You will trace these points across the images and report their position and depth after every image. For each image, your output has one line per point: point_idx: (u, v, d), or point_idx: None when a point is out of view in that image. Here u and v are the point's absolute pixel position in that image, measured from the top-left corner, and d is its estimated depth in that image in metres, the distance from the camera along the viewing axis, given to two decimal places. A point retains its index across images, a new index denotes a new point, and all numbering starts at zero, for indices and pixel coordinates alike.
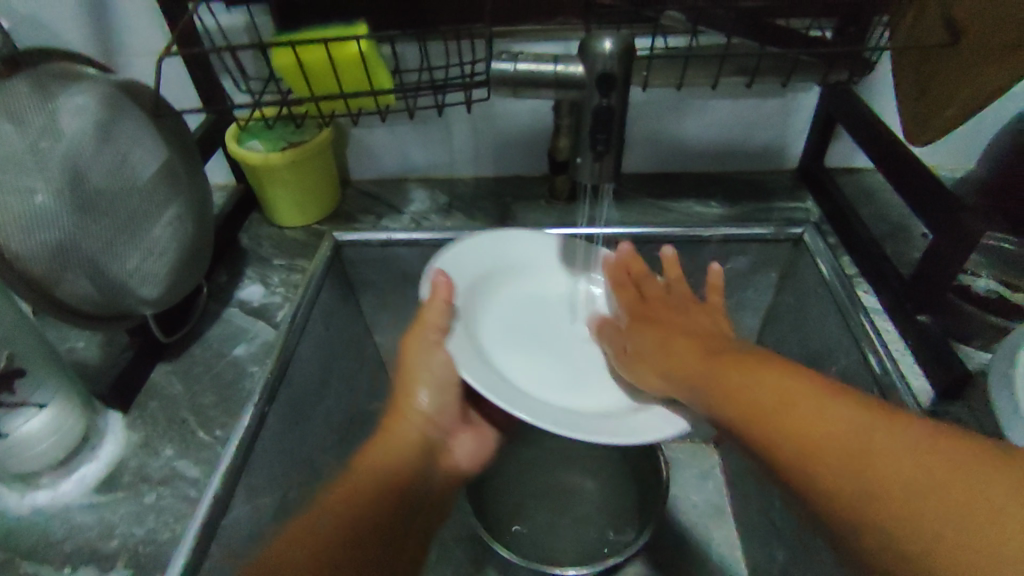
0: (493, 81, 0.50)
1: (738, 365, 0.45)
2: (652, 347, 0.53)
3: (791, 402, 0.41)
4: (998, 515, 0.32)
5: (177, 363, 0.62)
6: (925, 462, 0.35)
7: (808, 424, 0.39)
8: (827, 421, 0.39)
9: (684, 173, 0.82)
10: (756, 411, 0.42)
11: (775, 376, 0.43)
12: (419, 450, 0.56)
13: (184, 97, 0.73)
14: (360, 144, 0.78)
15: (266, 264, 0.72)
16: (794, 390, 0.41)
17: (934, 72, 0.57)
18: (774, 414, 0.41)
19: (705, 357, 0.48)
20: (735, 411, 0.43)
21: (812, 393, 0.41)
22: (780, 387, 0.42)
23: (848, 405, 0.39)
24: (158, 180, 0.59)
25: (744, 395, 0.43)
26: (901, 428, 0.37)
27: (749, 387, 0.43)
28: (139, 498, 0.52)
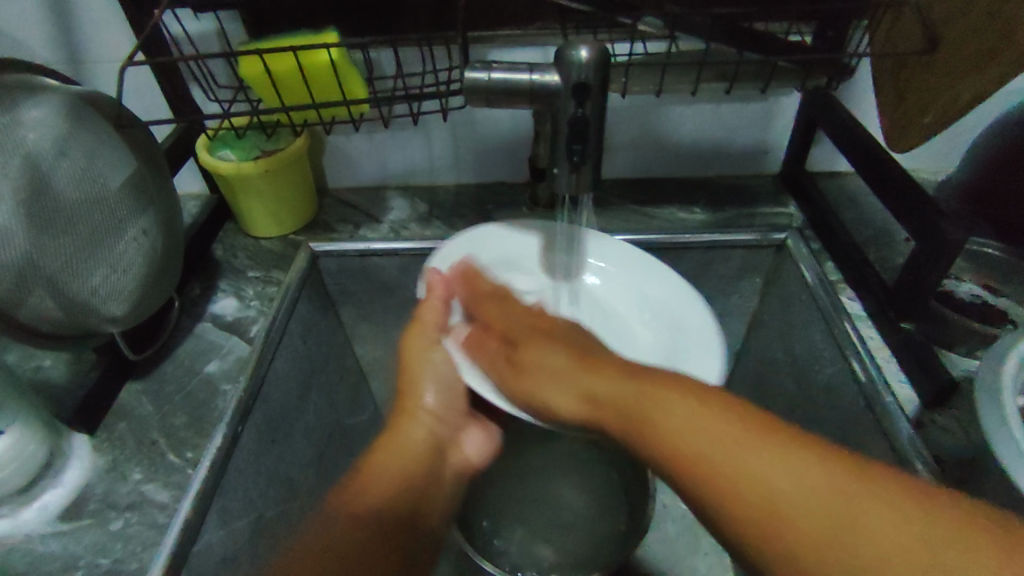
0: (467, 91, 0.48)
1: (655, 389, 0.41)
2: (555, 368, 0.50)
3: (678, 422, 0.37)
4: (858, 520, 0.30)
5: (148, 382, 0.61)
6: (861, 499, 0.31)
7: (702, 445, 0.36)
8: (700, 432, 0.36)
9: (668, 178, 0.81)
10: (644, 427, 0.39)
11: (677, 401, 0.39)
12: (420, 453, 0.53)
13: (153, 106, 0.71)
14: (337, 152, 0.77)
15: (241, 276, 0.70)
16: (684, 413, 0.38)
17: (912, 78, 0.56)
18: (682, 442, 0.37)
19: (625, 375, 0.44)
20: (646, 441, 0.39)
21: (692, 407, 0.38)
22: (667, 407, 0.39)
23: (738, 430, 0.36)
24: (126, 195, 0.57)
25: (638, 417, 0.40)
26: (876, 483, 0.31)
27: (638, 404, 0.41)
28: (106, 526, 0.50)
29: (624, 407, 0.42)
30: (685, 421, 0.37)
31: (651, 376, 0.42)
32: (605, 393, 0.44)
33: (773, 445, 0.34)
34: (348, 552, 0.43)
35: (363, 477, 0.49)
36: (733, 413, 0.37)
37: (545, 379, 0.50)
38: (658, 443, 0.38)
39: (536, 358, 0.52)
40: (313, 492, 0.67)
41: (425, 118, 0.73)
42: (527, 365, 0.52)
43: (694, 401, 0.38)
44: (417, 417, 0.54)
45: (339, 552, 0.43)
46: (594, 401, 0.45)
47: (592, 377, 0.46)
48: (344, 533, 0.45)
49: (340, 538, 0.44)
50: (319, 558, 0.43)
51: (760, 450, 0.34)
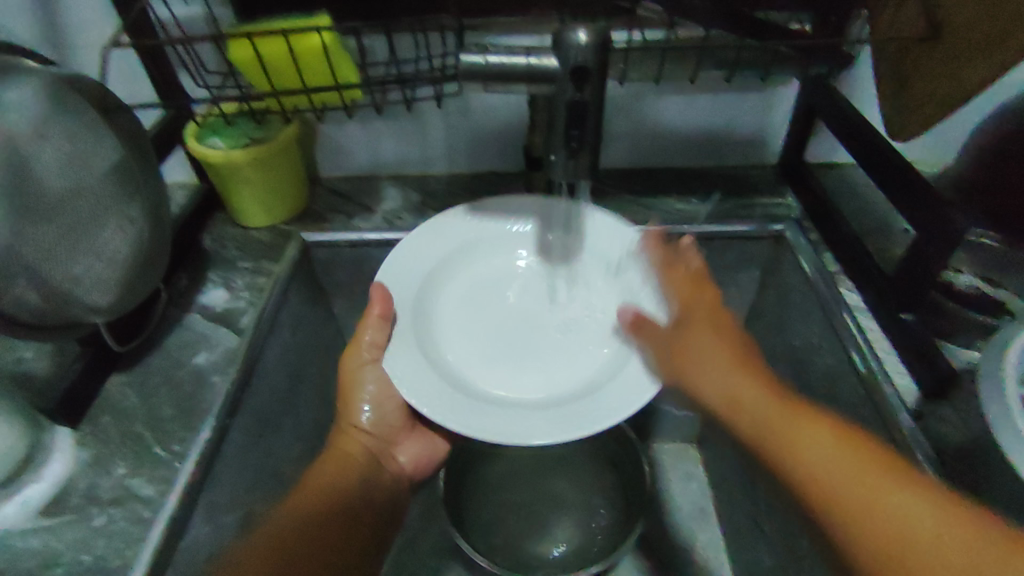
0: (462, 75, 0.47)
1: (893, 468, 0.41)
2: (765, 417, 0.48)
3: (893, 515, 0.39)
4: (977, 569, 0.36)
5: (133, 374, 0.59)
6: None
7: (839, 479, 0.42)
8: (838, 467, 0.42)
9: (665, 169, 0.80)
10: (876, 533, 0.39)
11: (917, 504, 0.39)
12: (356, 467, 0.56)
13: (139, 92, 0.69)
14: (329, 140, 0.75)
15: (231, 266, 0.68)
16: (905, 509, 0.39)
17: (915, 65, 0.55)
18: (901, 540, 0.38)
19: (867, 458, 0.42)
20: (872, 546, 0.39)
21: (829, 442, 0.44)
22: (885, 497, 0.40)
23: (982, 542, 0.36)
24: (110, 182, 0.55)
25: (853, 506, 0.40)
26: None
27: (860, 496, 0.41)
28: (88, 522, 0.48)
29: (834, 498, 0.41)
30: (926, 537, 0.38)
31: (869, 451, 0.43)
32: (832, 478, 0.42)
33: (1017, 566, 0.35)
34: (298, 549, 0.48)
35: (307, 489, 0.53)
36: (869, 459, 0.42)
37: (692, 369, 0.53)
38: (876, 545, 0.39)
39: (696, 350, 0.53)
40: None
41: (419, 106, 0.71)
42: (685, 356, 0.53)
43: (932, 504, 0.39)
44: (357, 434, 0.57)
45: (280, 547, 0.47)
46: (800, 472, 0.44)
47: (799, 449, 0.45)
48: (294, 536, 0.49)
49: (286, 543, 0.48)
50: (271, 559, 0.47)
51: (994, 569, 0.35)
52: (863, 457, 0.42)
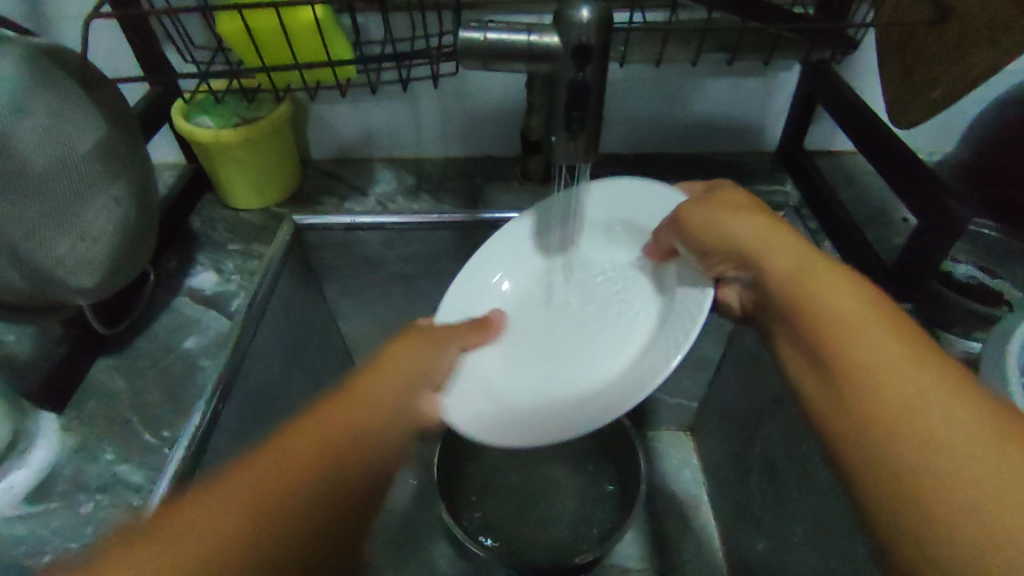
0: (461, 53, 0.45)
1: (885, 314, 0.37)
2: (819, 279, 0.40)
3: (861, 354, 0.36)
4: (922, 404, 0.33)
5: (121, 359, 0.58)
6: (991, 476, 0.30)
7: (862, 370, 0.36)
8: (888, 379, 0.34)
9: (663, 155, 0.79)
10: (832, 353, 0.37)
11: (877, 333, 0.36)
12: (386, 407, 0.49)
13: (124, 68, 0.67)
14: (321, 122, 0.73)
15: (220, 249, 0.67)
16: (873, 341, 0.36)
17: (919, 52, 0.55)
18: (838, 353, 0.37)
19: (863, 294, 0.39)
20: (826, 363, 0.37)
21: (882, 338, 0.36)
22: (860, 328, 0.37)
23: (941, 389, 0.33)
24: (95, 160, 0.53)
25: (827, 331, 0.38)
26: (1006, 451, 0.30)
27: (833, 321, 0.38)
28: (75, 509, 0.47)
29: (811, 323, 0.39)
30: (870, 355, 0.36)
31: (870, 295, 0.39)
32: (809, 298, 0.40)
33: (958, 406, 0.32)
34: (258, 502, 0.40)
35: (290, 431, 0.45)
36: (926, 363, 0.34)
37: (757, 254, 0.45)
38: (835, 382, 0.37)
39: (754, 231, 0.45)
40: None
41: (414, 87, 0.70)
42: (761, 243, 0.45)
43: (884, 327, 0.37)
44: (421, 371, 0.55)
45: (253, 512, 0.39)
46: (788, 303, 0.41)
47: (808, 285, 0.41)
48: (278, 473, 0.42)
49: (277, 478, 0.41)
50: (268, 504, 0.40)
51: (935, 402, 0.33)
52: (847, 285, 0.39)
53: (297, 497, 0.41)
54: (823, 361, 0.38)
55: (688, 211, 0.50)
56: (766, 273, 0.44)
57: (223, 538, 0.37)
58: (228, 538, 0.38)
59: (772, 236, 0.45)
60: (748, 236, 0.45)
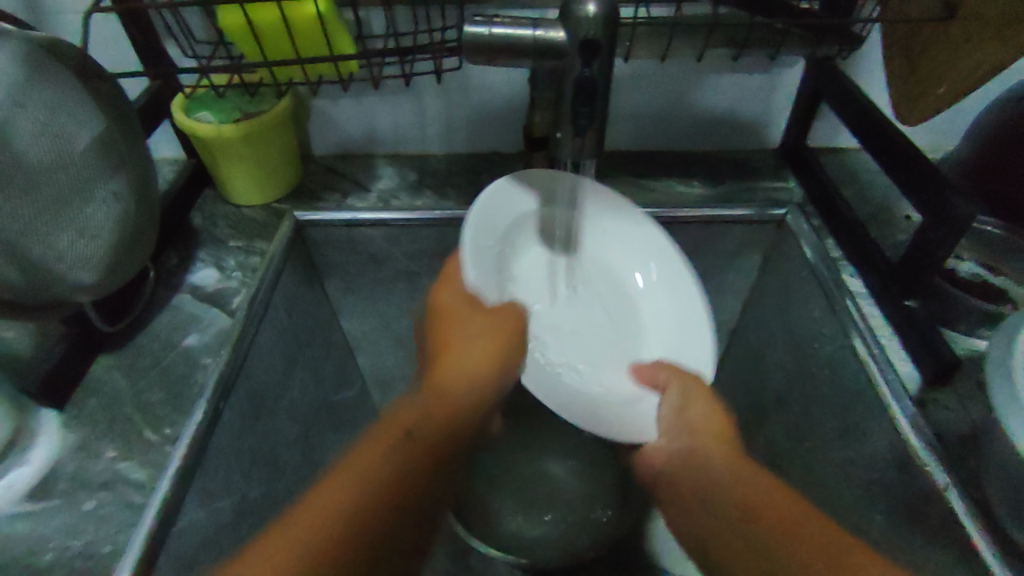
0: (467, 48, 0.45)
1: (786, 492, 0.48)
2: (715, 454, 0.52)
3: (742, 532, 0.47)
4: (777, 545, 0.44)
5: (122, 356, 0.57)
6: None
7: (749, 557, 0.46)
8: (771, 546, 0.45)
9: (667, 151, 0.79)
10: (731, 541, 0.48)
11: (758, 485, 0.49)
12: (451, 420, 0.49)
13: (123, 61, 0.66)
14: (322, 116, 0.73)
15: (221, 245, 0.66)
16: (766, 537, 0.45)
17: (925, 48, 0.54)
18: (728, 516, 0.49)
19: (772, 485, 0.49)
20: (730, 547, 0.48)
21: (779, 534, 0.45)
22: (755, 487, 0.49)
23: (793, 532, 0.45)
24: (95, 155, 0.53)
25: (754, 509, 0.47)
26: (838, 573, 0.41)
27: (751, 495, 0.48)
28: (77, 507, 0.47)
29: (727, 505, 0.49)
30: (759, 534, 0.46)
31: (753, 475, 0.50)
32: (722, 487, 0.50)
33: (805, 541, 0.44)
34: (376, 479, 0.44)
35: (406, 417, 0.48)
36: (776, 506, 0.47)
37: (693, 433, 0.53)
38: (730, 538, 0.48)
39: (697, 420, 0.54)
40: (298, 470, 0.65)
41: (417, 82, 0.69)
42: (694, 420, 0.54)
43: (783, 523, 0.45)
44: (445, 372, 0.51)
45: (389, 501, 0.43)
46: (710, 479, 0.51)
47: (716, 471, 0.51)
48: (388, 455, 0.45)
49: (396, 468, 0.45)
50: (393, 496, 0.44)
51: (790, 547, 0.44)
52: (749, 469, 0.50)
53: (393, 464, 0.45)
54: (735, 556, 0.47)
55: (696, 399, 0.55)
56: (706, 465, 0.52)
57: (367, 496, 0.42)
58: (359, 508, 0.42)
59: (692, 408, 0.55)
60: (689, 417, 0.54)
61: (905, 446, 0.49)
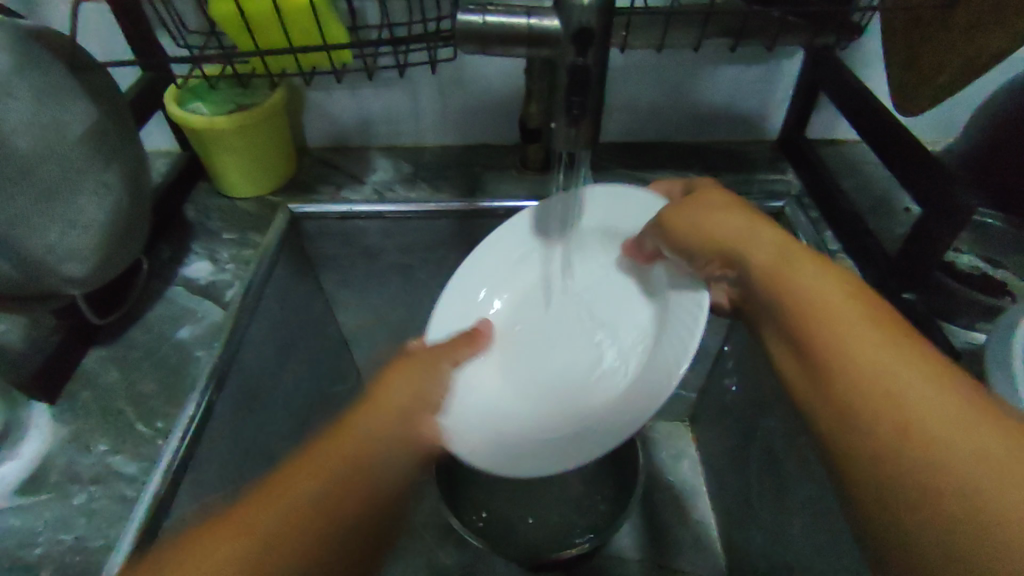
0: (459, 35, 0.44)
1: (862, 298, 0.38)
2: (838, 315, 0.37)
3: (850, 365, 0.35)
4: (947, 427, 0.31)
5: (114, 349, 0.57)
6: (974, 446, 0.29)
7: (849, 381, 0.35)
8: (895, 398, 0.33)
9: (665, 143, 0.78)
10: (826, 376, 0.36)
11: (846, 307, 0.38)
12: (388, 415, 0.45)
13: (114, 53, 0.65)
14: (317, 108, 0.72)
15: (215, 238, 0.66)
16: (858, 343, 0.35)
17: (925, 38, 0.54)
18: (842, 398, 0.35)
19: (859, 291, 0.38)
20: (828, 406, 0.36)
21: (859, 321, 0.37)
22: (836, 325, 0.37)
23: (940, 388, 0.32)
24: (86, 146, 0.52)
25: (823, 360, 0.36)
26: (979, 421, 0.30)
27: (815, 318, 0.38)
28: (67, 500, 0.47)
29: (823, 351, 0.37)
30: (868, 365, 0.34)
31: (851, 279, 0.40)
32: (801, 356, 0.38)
33: (974, 413, 0.31)
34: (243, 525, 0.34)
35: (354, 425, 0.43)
36: (929, 368, 0.33)
37: (740, 247, 0.44)
38: (820, 369, 0.36)
39: (724, 230, 0.46)
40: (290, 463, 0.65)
41: (411, 73, 0.69)
42: (753, 250, 0.44)
43: (861, 311, 0.37)
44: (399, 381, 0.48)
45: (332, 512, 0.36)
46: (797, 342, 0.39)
47: (817, 308, 0.38)
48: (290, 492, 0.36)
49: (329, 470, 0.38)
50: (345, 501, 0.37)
51: (946, 410, 0.31)
52: (833, 276, 0.40)
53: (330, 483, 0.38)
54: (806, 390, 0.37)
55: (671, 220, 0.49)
56: (802, 313, 0.39)
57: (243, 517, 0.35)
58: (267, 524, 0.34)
59: (786, 265, 0.42)
60: (711, 221, 0.46)
61: None
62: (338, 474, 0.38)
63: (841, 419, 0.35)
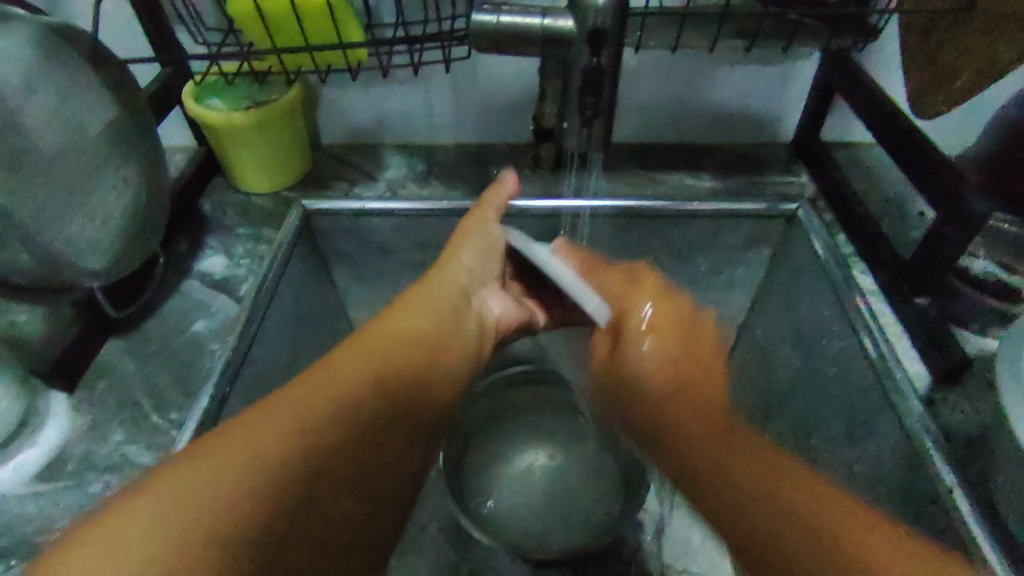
0: (473, 36, 0.44)
1: (730, 440, 0.48)
2: (677, 408, 0.51)
3: (735, 459, 0.46)
4: (824, 518, 0.41)
5: (131, 340, 0.58)
6: (835, 524, 0.40)
7: (725, 496, 0.45)
8: (789, 499, 0.42)
9: (678, 145, 0.78)
10: (702, 472, 0.47)
11: (700, 423, 0.49)
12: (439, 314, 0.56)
13: (133, 49, 0.66)
14: (331, 104, 0.73)
15: (230, 232, 0.67)
16: (755, 464, 0.45)
17: (943, 40, 0.53)
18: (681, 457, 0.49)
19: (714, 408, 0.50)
20: (701, 491, 0.47)
21: (721, 443, 0.48)
22: (690, 434, 0.49)
23: (821, 498, 0.42)
24: (105, 141, 0.54)
25: (711, 450, 0.48)
26: (828, 495, 0.42)
27: (688, 405, 0.51)
28: (84, 488, 0.48)
29: (696, 471, 0.47)
30: (734, 465, 0.46)
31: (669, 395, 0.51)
32: (692, 458, 0.48)
33: (841, 512, 0.41)
34: (195, 512, 0.36)
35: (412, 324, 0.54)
36: (792, 484, 0.43)
37: (671, 391, 0.51)
38: (710, 480, 0.46)
39: (647, 358, 0.52)
40: None
41: (426, 70, 0.69)
42: (643, 391, 0.52)
43: (754, 449, 0.47)
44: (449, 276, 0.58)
45: (329, 476, 0.41)
46: (670, 443, 0.50)
47: (690, 459, 0.48)
48: (259, 464, 0.39)
49: (340, 384, 0.46)
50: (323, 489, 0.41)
51: (824, 500, 0.42)
52: (678, 401, 0.51)
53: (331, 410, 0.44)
54: (697, 502, 0.48)
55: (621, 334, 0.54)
56: (671, 442, 0.50)
57: (242, 465, 0.39)
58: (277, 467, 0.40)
59: (670, 380, 0.52)
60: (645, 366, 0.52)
61: (912, 445, 0.48)
62: (347, 418, 0.44)
63: (736, 521, 0.44)
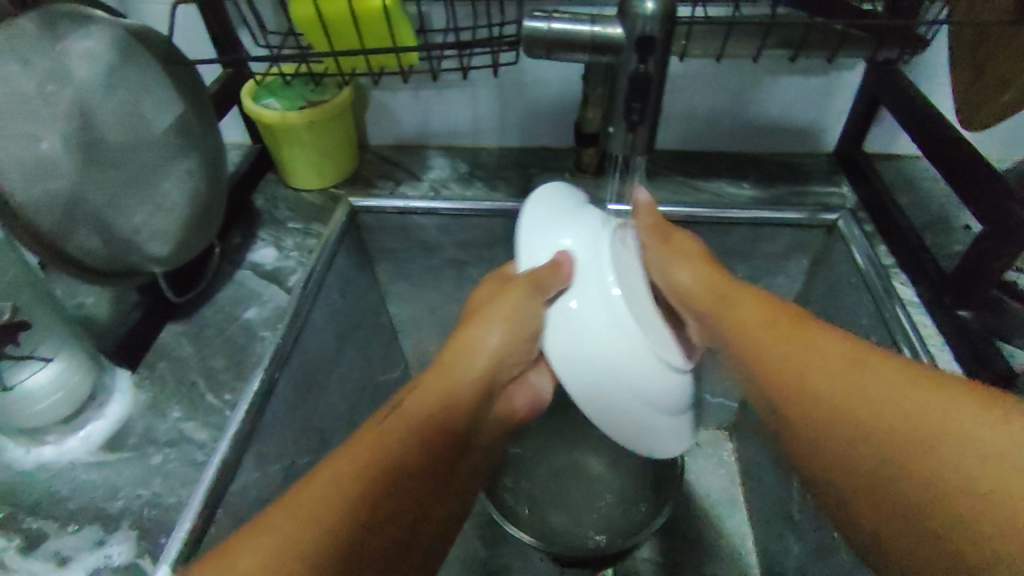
0: (525, 42, 0.46)
1: (853, 362, 0.40)
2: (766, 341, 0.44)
3: (829, 389, 0.40)
4: (967, 437, 0.34)
5: (188, 325, 0.61)
6: (1004, 457, 0.32)
7: (846, 431, 0.38)
8: (932, 439, 0.35)
9: (719, 153, 0.78)
10: (829, 407, 0.39)
11: (815, 341, 0.42)
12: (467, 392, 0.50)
13: (199, 51, 0.71)
14: (380, 106, 0.76)
15: (281, 226, 0.70)
16: (865, 382, 0.38)
17: (992, 53, 0.53)
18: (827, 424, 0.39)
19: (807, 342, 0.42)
20: (820, 439, 0.40)
21: (834, 355, 0.41)
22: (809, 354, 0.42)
23: (972, 416, 0.34)
24: (171, 135, 0.57)
25: (805, 377, 0.41)
26: (966, 402, 0.35)
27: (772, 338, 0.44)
28: (145, 460, 0.51)
29: (829, 403, 0.39)
30: (839, 394, 0.39)
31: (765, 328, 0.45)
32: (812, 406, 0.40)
33: (972, 417, 0.34)
34: None
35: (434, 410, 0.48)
36: (932, 387, 0.36)
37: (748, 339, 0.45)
38: (818, 410, 0.40)
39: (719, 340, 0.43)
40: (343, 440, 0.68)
41: (473, 75, 0.71)
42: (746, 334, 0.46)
43: (869, 359, 0.39)
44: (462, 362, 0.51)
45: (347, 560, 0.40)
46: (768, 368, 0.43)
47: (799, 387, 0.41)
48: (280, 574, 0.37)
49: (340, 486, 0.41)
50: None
51: (963, 420, 0.34)
52: (775, 321, 0.45)
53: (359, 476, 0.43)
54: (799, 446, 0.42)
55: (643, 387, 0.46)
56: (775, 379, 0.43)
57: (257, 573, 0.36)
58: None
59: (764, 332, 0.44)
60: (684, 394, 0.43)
61: None
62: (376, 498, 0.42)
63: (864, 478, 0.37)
